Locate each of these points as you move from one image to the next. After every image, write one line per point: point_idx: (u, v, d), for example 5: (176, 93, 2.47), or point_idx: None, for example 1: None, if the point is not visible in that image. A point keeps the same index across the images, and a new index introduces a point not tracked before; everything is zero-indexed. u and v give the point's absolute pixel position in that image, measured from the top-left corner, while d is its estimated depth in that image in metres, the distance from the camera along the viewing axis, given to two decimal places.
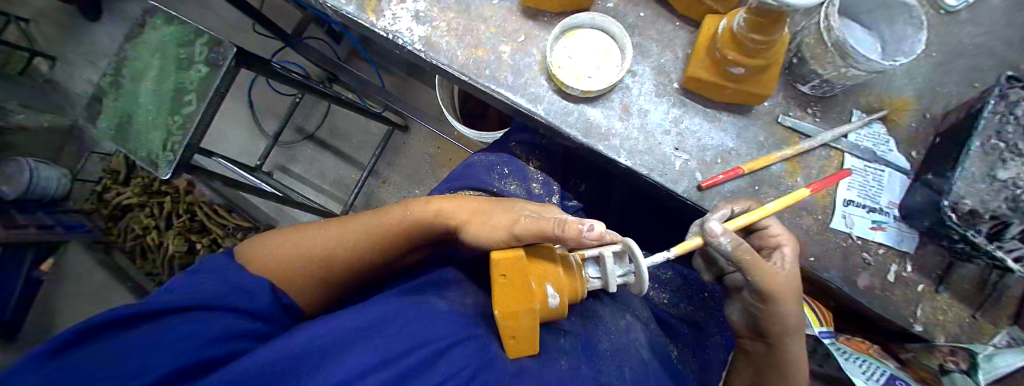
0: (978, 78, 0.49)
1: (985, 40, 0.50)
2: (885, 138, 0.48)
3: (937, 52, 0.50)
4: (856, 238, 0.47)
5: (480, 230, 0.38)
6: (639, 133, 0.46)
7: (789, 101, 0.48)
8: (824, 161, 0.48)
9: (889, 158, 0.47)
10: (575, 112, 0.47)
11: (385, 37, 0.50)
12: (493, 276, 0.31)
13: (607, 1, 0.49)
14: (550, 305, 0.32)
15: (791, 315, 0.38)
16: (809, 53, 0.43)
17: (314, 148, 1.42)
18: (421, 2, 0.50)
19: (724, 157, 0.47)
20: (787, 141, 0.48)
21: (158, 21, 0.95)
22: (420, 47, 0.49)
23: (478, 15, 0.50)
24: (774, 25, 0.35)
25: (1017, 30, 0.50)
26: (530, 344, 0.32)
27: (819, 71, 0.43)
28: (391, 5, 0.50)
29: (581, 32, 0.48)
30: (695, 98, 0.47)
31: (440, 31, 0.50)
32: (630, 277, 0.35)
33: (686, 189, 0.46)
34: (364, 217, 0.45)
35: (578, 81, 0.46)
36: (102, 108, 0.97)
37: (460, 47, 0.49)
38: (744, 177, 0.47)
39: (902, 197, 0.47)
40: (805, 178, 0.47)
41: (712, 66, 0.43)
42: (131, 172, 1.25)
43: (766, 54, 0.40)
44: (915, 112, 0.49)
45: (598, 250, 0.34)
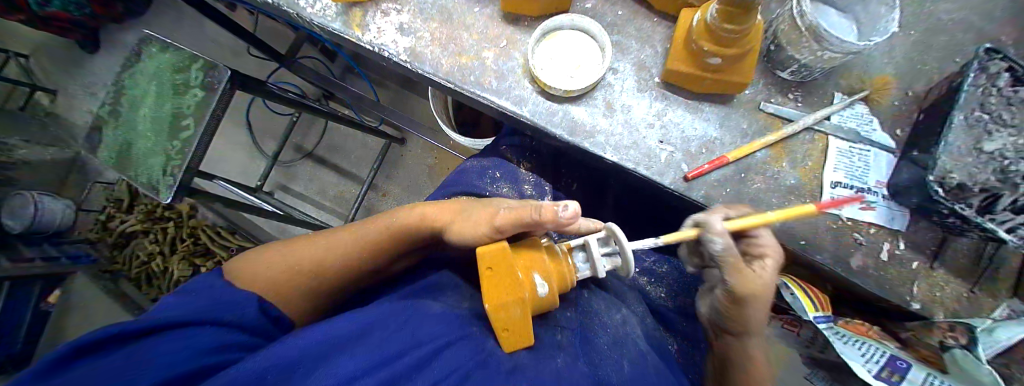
0: (960, 53, 0.50)
1: (963, 14, 0.51)
2: (868, 118, 0.49)
3: (914, 30, 0.51)
4: (847, 219, 0.47)
5: (462, 227, 0.40)
6: (623, 128, 0.47)
7: (770, 89, 0.49)
8: (809, 145, 0.48)
9: (874, 138, 0.48)
10: (560, 111, 0.48)
11: (371, 50, 0.51)
12: (480, 270, 0.33)
13: (585, 2, 0.51)
14: (540, 294, 0.33)
15: (756, 315, 0.40)
16: (784, 39, 0.44)
17: (313, 165, 1.43)
18: (405, 14, 0.52)
19: (709, 147, 0.47)
20: (771, 127, 0.48)
21: (153, 49, 0.97)
22: (405, 58, 0.50)
23: (461, 23, 0.51)
24: (743, 14, 0.36)
25: (995, 3, 0.50)
26: (523, 334, 0.33)
27: (796, 56, 0.44)
28: (375, 19, 0.52)
29: (560, 34, 0.49)
30: (677, 91, 0.48)
31: (424, 41, 0.51)
32: (616, 260, 0.36)
33: (672, 181, 0.47)
34: (349, 233, 0.46)
35: (561, 81, 0.47)
36: (102, 136, 0.99)
37: (444, 55, 0.50)
38: (730, 166, 0.48)
39: (890, 176, 0.47)
40: (791, 163, 0.48)
41: (689, 58, 0.44)
42: (134, 200, 1.27)
43: (740, 43, 0.40)
44: (896, 90, 0.49)
45: (584, 239, 0.36)
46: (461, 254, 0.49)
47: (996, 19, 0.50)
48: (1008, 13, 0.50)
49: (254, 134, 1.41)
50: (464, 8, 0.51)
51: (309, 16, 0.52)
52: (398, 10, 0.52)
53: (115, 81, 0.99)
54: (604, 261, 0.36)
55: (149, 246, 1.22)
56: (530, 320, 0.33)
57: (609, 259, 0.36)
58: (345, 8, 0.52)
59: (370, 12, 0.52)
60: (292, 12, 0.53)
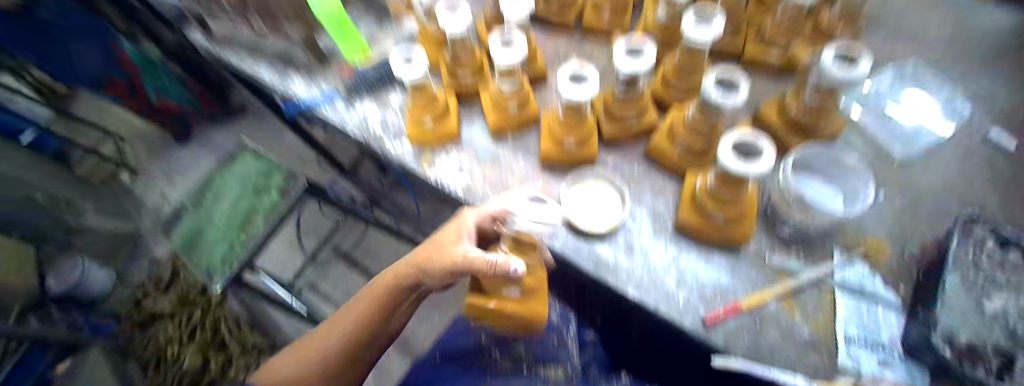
0: (945, 221, 0.56)
1: (937, 190, 0.59)
2: (868, 275, 0.53)
3: (898, 200, 0.59)
4: (870, 376, 0.47)
5: (431, 270, 0.56)
6: (642, 270, 0.54)
7: (774, 245, 0.56)
8: (816, 298, 0.52)
9: (875, 293, 0.52)
10: (586, 248, 0.55)
11: (434, 184, 0.64)
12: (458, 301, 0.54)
13: (607, 158, 0.63)
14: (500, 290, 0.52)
15: None
16: (779, 206, 0.57)
17: (345, 267, 1.53)
18: (465, 158, 0.66)
19: (722, 293, 0.52)
20: (778, 279, 0.54)
21: (249, 156, 1.19)
22: (461, 193, 0.63)
23: (507, 167, 0.64)
24: (736, 190, 0.47)
25: (959, 184, 0.59)
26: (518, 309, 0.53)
27: (796, 216, 0.56)
28: (441, 159, 0.66)
29: (588, 183, 0.61)
30: (688, 240, 0.56)
31: (477, 179, 0.64)
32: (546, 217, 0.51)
33: (691, 323, 0.50)
34: (358, 316, 0.62)
35: (587, 222, 0.56)
36: (179, 221, 1.14)
37: (492, 192, 0.62)
38: (747, 315, 0.51)
39: (899, 333, 0.49)
40: (803, 315, 0.51)
41: (697, 215, 0.53)
42: (173, 281, 1.47)
43: (740, 207, 0.50)
44: (891, 252, 0.55)
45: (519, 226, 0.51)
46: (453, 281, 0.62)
47: (966, 198, 0.58)
48: (973, 194, 0.58)
49: (301, 234, 1.57)
50: (512, 156, 0.65)
51: (392, 152, 0.68)
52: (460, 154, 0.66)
53: (210, 178, 1.20)
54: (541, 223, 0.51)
55: (172, 330, 1.36)
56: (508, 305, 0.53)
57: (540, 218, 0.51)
58: (420, 150, 0.68)
59: (438, 153, 0.67)
60: (380, 150, 0.70)
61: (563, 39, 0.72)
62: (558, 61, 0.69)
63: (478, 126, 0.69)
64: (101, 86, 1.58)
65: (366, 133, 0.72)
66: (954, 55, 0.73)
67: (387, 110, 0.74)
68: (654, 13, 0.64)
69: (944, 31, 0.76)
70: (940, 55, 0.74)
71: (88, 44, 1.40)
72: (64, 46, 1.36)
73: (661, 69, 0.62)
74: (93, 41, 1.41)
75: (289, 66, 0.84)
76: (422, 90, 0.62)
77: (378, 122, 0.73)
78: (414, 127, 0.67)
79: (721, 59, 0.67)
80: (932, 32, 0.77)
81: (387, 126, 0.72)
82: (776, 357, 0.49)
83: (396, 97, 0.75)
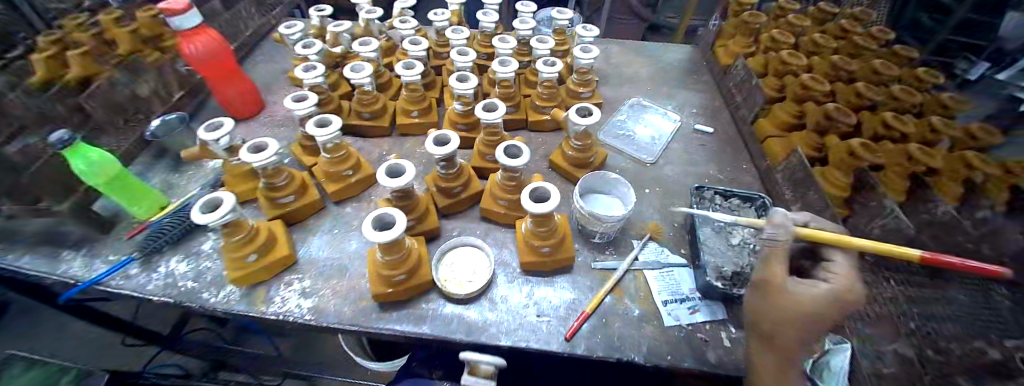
0: (719, 168, 0.71)
1: (701, 152, 0.75)
2: (661, 249, 0.57)
3: (682, 165, 0.72)
4: (707, 323, 0.48)
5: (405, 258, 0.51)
6: (505, 315, 0.50)
7: (591, 252, 0.57)
8: (636, 284, 0.53)
9: (671, 261, 0.55)
10: (454, 318, 0.51)
11: (275, 320, 0.54)
12: (386, 289, 0.52)
13: (450, 231, 0.63)
14: (400, 278, 0.51)
15: (787, 310, 0.37)
16: (581, 221, 0.57)
17: None
18: (307, 279, 0.59)
19: (572, 308, 0.50)
20: (606, 279, 0.54)
21: None
22: (309, 316, 0.54)
23: (347, 278, 0.59)
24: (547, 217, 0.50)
25: (705, 142, 0.77)
26: (419, 282, 0.53)
27: (597, 229, 0.55)
28: (280, 290, 0.57)
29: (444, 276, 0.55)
30: (532, 272, 0.54)
31: (326, 297, 0.56)
32: (382, 215, 0.52)
33: (553, 345, 0.46)
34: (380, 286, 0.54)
35: (461, 286, 0.53)
36: None
37: (346, 303, 0.56)
38: (592, 319, 0.49)
39: (696, 282, 0.52)
40: (633, 299, 0.51)
41: (527, 251, 0.53)
42: None
43: (553, 233, 0.52)
44: (665, 231, 0.60)
45: (375, 218, 0.52)
46: (393, 258, 0.50)
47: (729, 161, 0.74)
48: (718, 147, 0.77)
49: None
50: (359, 256, 0.62)
51: (213, 305, 0.56)
52: (301, 278, 0.59)
53: None
54: (385, 217, 0.52)
55: None
56: (415, 281, 0.53)
57: (386, 218, 0.52)
58: (248, 289, 0.57)
59: (274, 287, 0.58)
60: (193, 304, 0.57)
61: (381, 142, 0.75)
62: (377, 160, 0.72)
63: (314, 242, 0.63)
64: None
65: (171, 294, 0.57)
66: (678, 90, 0.91)
67: (202, 259, 0.62)
68: (452, 107, 0.72)
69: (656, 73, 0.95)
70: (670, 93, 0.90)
71: None
72: None
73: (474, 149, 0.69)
74: None
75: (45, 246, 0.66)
76: (234, 228, 0.54)
77: (190, 274, 0.60)
78: (231, 266, 0.56)
79: None
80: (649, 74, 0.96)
81: (197, 271, 0.61)
82: (633, 343, 0.46)
83: (209, 242, 0.65)
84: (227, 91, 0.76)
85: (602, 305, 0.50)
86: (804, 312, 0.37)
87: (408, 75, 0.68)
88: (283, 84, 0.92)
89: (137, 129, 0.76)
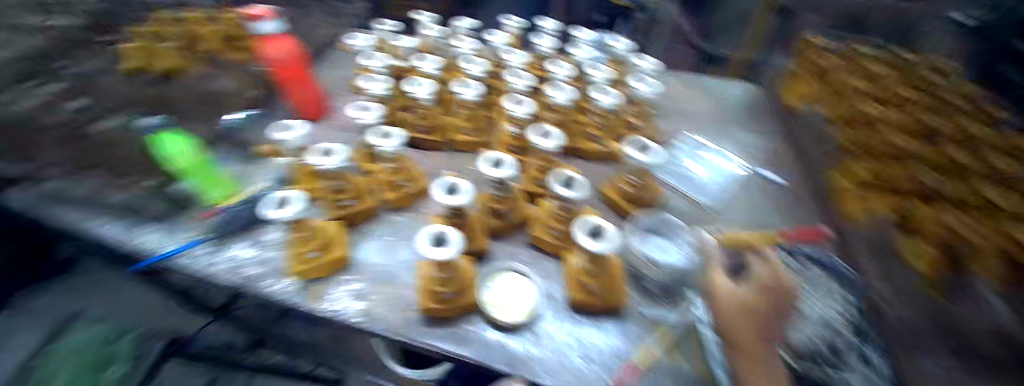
0: None
1: None
2: None
3: None
4: None
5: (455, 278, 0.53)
6: (551, 351, 0.50)
7: (644, 299, 0.55)
8: (688, 339, 0.51)
9: None
10: (498, 344, 0.51)
11: (328, 318, 0.57)
12: (435, 307, 0.53)
13: (498, 254, 0.64)
14: (448, 298, 0.53)
15: (723, 305, 0.43)
16: (635, 264, 0.57)
17: None
18: (359, 282, 0.61)
19: (620, 356, 0.49)
20: (657, 330, 0.52)
21: None
22: (359, 320, 0.56)
23: (397, 286, 0.61)
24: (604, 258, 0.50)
25: None
26: (467, 303, 0.54)
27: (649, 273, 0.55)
28: (334, 290, 0.60)
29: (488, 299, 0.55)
30: (580, 310, 0.54)
31: (376, 303, 0.59)
32: (440, 233, 0.53)
33: None
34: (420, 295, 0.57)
35: (506, 314, 0.53)
36: None
37: (393, 312, 0.57)
38: (642, 372, 0.48)
39: None
40: (685, 356, 0.50)
41: (577, 288, 0.53)
42: None
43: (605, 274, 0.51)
44: None
45: (433, 234, 0.53)
46: (445, 278, 0.52)
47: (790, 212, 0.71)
48: None
49: None
50: (409, 267, 0.64)
51: (274, 294, 0.60)
52: (354, 280, 0.62)
53: None
54: (442, 234, 0.53)
55: None
56: (464, 302, 0.54)
57: (442, 236, 0.53)
58: (306, 283, 0.61)
59: (330, 285, 0.61)
60: (255, 291, 0.61)
61: (435, 155, 0.78)
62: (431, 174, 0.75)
63: (369, 247, 0.66)
64: None
65: (237, 279, 0.62)
66: None
67: (266, 247, 0.66)
68: (508, 128, 0.74)
69: None
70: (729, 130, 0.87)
71: None
72: None
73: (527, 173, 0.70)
74: None
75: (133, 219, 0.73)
76: None
77: (254, 262, 0.64)
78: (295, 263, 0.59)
79: None
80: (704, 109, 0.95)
81: (261, 260, 0.64)
82: None
83: (274, 233, 0.69)
84: (297, 96, 0.82)
85: (654, 361, 0.49)
86: (740, 304, 0.42)
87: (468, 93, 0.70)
88: (347, 89, 0.98)
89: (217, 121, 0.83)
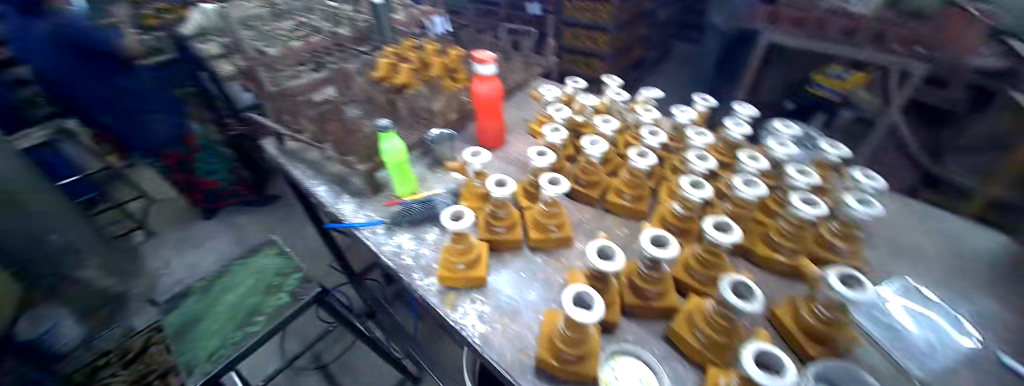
0: None
1: None
2: None
3: None
4: None
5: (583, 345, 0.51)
6: None
7: None
8: None
9: None
10: None
11: (452, 326, 0.62)
12: (555, 364, 0.52)
13: (627, 332, 0.60)
14: (570, 360, 0.51)
15: None
16: None
17: (318, 379, 1.43)
18: (486, 306, 0.65)
19: None
20: None
21: (271, 251, 1.28)
22: (478, 341, 0.59)
23: (519, 321, 0.62)
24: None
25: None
26: (585, 372, 0.52)
27: None
28: (465, 303, 0.65)
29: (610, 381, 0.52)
30: None
31: (496, 331, 0.61)
32: (584, 293, 0.53)
33: None
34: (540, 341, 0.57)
35: None
36: (183, 305, 1.13)
37: (509, 347, 0.58)
38: None
39: None
40: None
41: None
42: None
43: None
44: None
45: (576, 292, 0.53)
46: (573, 341, 0.51)
47: None
48: None
49: (284, 339, 1.55)
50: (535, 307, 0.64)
51: (418, 287, 0.68)
52: (482, 301, 0.66)
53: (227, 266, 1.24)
54: (586, 295, 0.53)
55: None
56: (584, 371, 0.52)
57: (586, 296, 0.53)
58: (445, 287, 0.68)
59: (462, 297, 0.66)
60: (405, 278, 0.71)
61: (586, 210, 0.81)
62: (579, 226, 0.78)
63: (503, 275, 0.70)
64: (157, 155, 1.81)
65: (395, 262, 0.74)
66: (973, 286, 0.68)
67: (422, 245, 0.77)
68: (670, 205, 0.72)
69: (936, 254, 0.74)
70: (965, 287, 0.67)
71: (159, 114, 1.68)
72: (142, 118, 1.67)
73: (681, 258, 0.66)
74: (167, 113, 1.71)
75: (343, 189, 0.94)
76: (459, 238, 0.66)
77: (410, 254, 0.75)
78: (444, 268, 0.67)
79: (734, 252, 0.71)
80: (926, 247, 0.76)
81: (415, 254, 0.75)
82: None
83: (432, 234, 0.80)
84: (485, 126, 0.98)
85: None
86: None
87: (641, 162, 0.71)
88: (521, 130, 1.11)
89: (419, 130, 1.03)
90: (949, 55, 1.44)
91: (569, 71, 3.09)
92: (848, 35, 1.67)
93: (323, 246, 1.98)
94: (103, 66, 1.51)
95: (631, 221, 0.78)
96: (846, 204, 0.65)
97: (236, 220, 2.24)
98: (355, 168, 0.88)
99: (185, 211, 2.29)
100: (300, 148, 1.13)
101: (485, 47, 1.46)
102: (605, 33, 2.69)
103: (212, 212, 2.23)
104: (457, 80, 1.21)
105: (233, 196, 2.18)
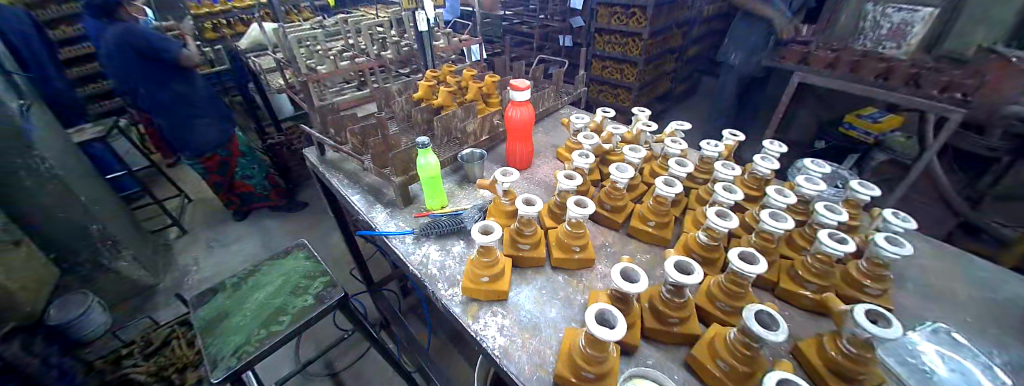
0: None
1: None
2: None
3: None
4: None
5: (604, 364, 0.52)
6: None
7: None
8: None
9: None
10: None
11: (473, 336, 0.64)
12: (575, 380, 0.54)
13: (646, 356, 0.61)
14: (589, 377, 0.53)
15: None
16: None
17: None
18: (507, 319, 0.67)
19: None
20: None
21: (300, 254, 1.34)
22: (498, 353, 0.61)
23: (540, 337, 0.64)
24: None
25: None
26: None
27: None
28: (486, 315, 0.68)
29: None
30: None
31: (516, 344, 0.63)
32: (606, 311, 0.55)
33: None
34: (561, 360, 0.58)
35: None
36: (212, 301, 1.19)
37: (528, 360, 0.60)
38: None
39: None
40: None
41: None
42: (160, 349, 1.28)
43: None
44: None
45: (599, 310, 0.55)
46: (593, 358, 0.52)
47: None
48: None
49: (300, 343, 1.59)
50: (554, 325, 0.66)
51: (443, 297, 0.71)
52: (503, 314, 0.68)
53: (258, 266, 1.30)
54: (609, 314, 0.55)
55: None
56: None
57: (609, 314, 0.55)
58: (467, 299, 0.71)
59: (484, 309, 0.69)
60: (430, 287, 0.74)
61: (610, 234, 0.84)
62: (603, 249, 0.80)
63: (524, 291, 0.73)
64: (198, 158, 1.91)
65: (422, 272, 0.77)
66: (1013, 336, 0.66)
67: (448, 256, 0.81)
68: (694, 234, 0.73)
69: (971, 300, 0.72)
70: (1001, 337, 0.65)
71: (207, 120, 1.84)
72: (189, 123, 1.79)
73: (704, 286, 0.67)
74: (213, 120, 1.88)
75: (376, 200, 1.00)
76: (486, 252, 0.69)
77: (436, 264, 0.79)
78: (469, 280, 0.70)
79: (759, 285, 0.71)
80: (959, 293, 0.74)
81: (440, 265, 0.79)
82: None
83: (458, 247, 0.84)
84: (515, 147, 1.03)
85: None
86: None
87: (667, 190, 0.74)
88: (549, 154, 1.16)
89: (452, 148, 1.09)
90: (985, 102, 1.42)
91: (594, 101, 3.16)
92: (880, 78, 1.67)
93: (345, 254, 2.04)
94: (162, 72, 1.67)
95: (655, 248, 0.79)
96: (875, 243, 0.65)
97: (264, 222, 2.33)
98: (391, 179, 0.93)
99: (219, 212, 2.41)
100: (338, 159, 1.20)
101: (517, 75, 1.54)
102: (632, 65, 2.77)
103: (243, 215, 2.33)
104: (490, 104, 1.28)
105: (265, 201, 2.29)
